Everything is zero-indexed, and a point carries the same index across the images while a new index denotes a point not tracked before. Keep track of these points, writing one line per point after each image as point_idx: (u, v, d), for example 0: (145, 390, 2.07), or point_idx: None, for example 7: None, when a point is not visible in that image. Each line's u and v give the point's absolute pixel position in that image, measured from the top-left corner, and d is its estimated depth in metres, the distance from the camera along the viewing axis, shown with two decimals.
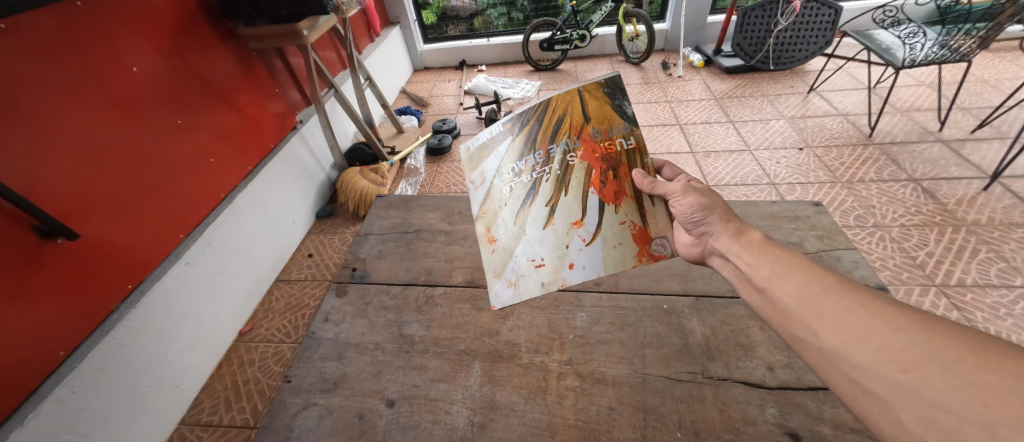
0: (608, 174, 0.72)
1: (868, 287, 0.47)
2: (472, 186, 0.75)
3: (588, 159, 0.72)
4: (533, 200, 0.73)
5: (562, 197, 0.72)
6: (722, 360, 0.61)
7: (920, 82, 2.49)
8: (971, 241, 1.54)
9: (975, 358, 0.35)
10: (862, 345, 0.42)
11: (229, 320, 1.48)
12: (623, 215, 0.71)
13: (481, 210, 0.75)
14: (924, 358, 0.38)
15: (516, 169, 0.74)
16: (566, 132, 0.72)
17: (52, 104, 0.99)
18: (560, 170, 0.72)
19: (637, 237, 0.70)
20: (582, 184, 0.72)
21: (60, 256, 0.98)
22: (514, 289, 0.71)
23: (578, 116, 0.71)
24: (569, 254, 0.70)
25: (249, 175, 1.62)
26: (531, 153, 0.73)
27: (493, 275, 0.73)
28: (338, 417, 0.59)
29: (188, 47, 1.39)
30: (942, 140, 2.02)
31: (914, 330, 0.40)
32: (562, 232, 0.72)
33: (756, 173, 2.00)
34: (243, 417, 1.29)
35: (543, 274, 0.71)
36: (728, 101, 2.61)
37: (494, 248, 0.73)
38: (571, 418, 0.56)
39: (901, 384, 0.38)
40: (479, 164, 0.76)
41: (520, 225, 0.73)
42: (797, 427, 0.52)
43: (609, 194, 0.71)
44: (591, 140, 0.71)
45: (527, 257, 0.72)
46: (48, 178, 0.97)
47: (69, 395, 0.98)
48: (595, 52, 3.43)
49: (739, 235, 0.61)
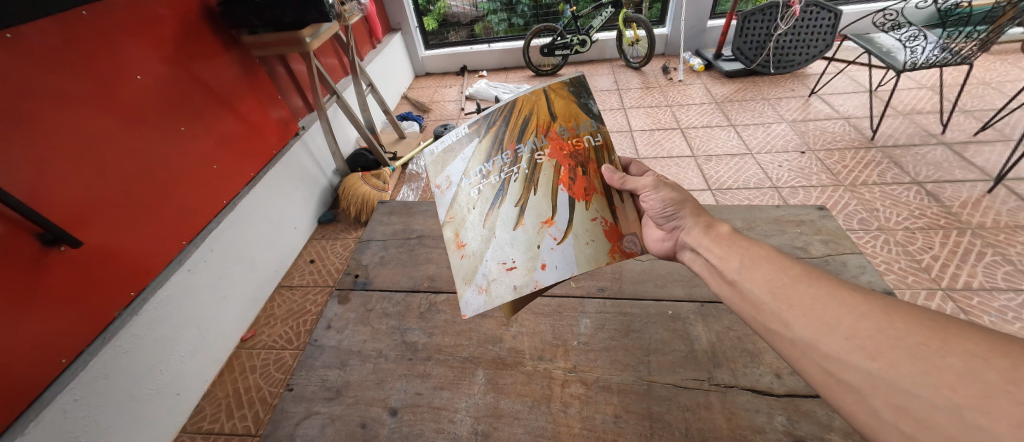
0: (578, 170, 0.69)
1: (831, 274, 0.46)
2: (439, 190, 0.72)
3: (557, 156, 0.70)
4: (502, 201, 0.69)
5: (531, 196, 0.68)
6: (728, 367, 0.60)
7: (922, 85, 2.49)
8: (977, 243, 1.53)
9: (937, 340, 0.35)
10: (830, 335, 0.40)
11: (229, 327, 1.47)
12: (593, 211, 0.68)
13: (448, 214, 0.71)
14: (891, 344, 0.37)
15: (483, 171, 0.71)
16: (533, 130, 0.70)
17: (56, 112, 1.00)
18: (528, 168, 0.69)
19: (609, 233, 0.66)
20: (551, 181, 0.69)
21: (61, 263, 0.98)
22: (486, 296, 0.63)
23: (544, 115, 0.71)
24: (540, 254, 0.65)
25: (250, 182, 1.62)
26: (499, 153, 0.71)
27: (462, 283, 0.65)
28: (340, 426, 0.59)
29: (191, 55, 1.40)
30: (945, 143, 2.02)
31: (876, 316, 0.39)
32: (533, 232, 0.67)
33: (758, 177, 1.99)
34: (243, 424, 1.28)
35: (515, 277, 0.64)
36: (729, 105, 2.61)
37: (463, 254, 0.67)
38: (575, 426, 0.56)
39: (871, 373, 0.37)
40: (445, 168, 0.73)
41: (490, 227, 0.68)
42: (806, 435, 0.51)
43: (580, 191, 0.69)
44: (559, 138, 0.70)
45: (497, 261, 0.65)
46: (51, 185, 0.97)
47: (70, 403, 0.97)
48: (596, 57, 3.45)
49: (710, 228, 0.60)
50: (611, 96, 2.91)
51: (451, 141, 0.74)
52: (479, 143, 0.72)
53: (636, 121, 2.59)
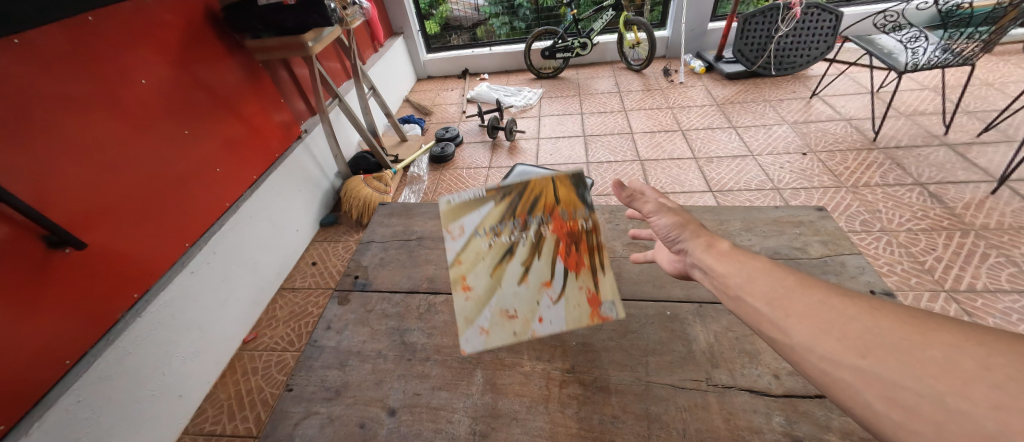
0: (579, 244, 0.71)
1: (820, 282, 0.47)
2: (450, 237, 0.71)
3: (562, 232, 0.72)
4: (509, 259, 0.70)
5: (535, 260, 0.70)
6: (726, 367, 0.60)
7: (924, 86, 2.48)
8: (980, 245, 1.52)
9: (917, 334, 0.37)
10: (823, 336, 0.41)
11: (231, 329, 1.48)
12: (585, 278, 0.69)
13: (455, 259, 0.70)
14: (878, 341, 0.38)
15: (494, 229, 0.71)
16: (541, 206, 0.72)
17: (63, 116, 1.01)
18: (535, 237, 0.71)
19: (594, 297, 0.68)
20: (553, 252, 0.71)
21: (66, 266, 1.00)
22: (486, 336, 0.64)
23: (558, 195, 0.72)
24: (538, 308, 0.66)
25: (254, 185, 1.64)
26: (511, 217, 0.72)
27: (464, 321, 0.66)
28: (339, 426, 0.59)
29: (196, 60, 1.42)
30: (947, 144, 2.01)
31: (864, 317, 0.40)
32: (533, 289, 0.68)
33: (760, 179, 1.99)
34: (245, 426, 1.29)
35: (513, 325, 0.65)
36: (729, 107, 2.61)
37: (467, 296, 0.68)
38: (573, 426, 0.55)
39: (862, 369, 0.37)
40: (460, 217, 0.72)
41: (496, 278, 0.69)
42: (804, 435, 0.51)
43: (577, 262, 0.70)
44: (567, 216, 0.72)
45: (499, 310, 0.67)
46: (57, 189, 0.99)
47: (74, 404, 0.98)
48: (597, 60, 3.46)
49: (712, 247, 0.58)
50: (612, 98, 2.92)
51: (469, 193, 0.73)
52: (495, 203, 0.72)
53: (637, 123, 2.59)
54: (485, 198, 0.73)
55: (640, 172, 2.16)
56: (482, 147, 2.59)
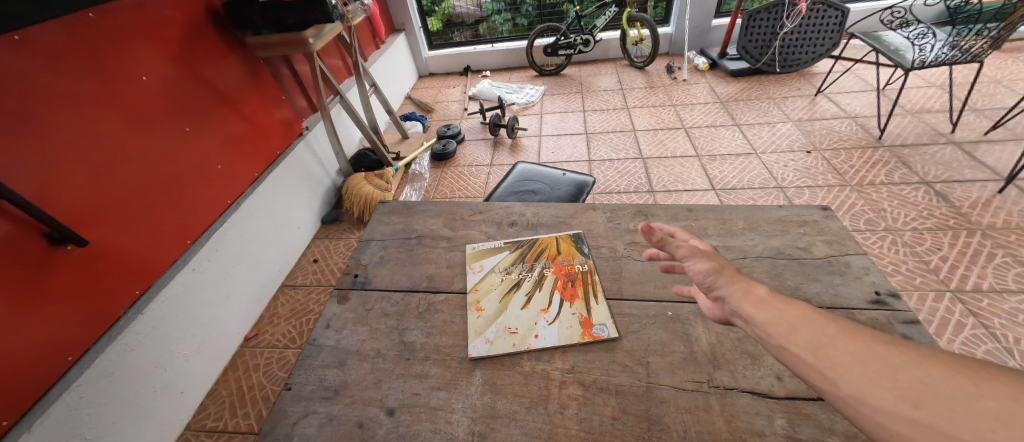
0: (572, 282, 0.76)
1: (868, 327, 0.45)
2: (471, 272, 0.81)
3: (558, 273, 0.79)
4: (516, 291, 0.76)
5: (537, 292, 0.75)
6: (728, 368, 0.59)
7: (930, 83, 2.45)
8: (987, 245, 1.50)
9: (973, 384, 0.34)
10: (872, 385, 0.39)
11: (233, 326, 1.48)
12: (576, 307, 0.71)
13: (473, 287, 0.78)
14: (933, 392, 0.36)
15: (507, 269, 0.81)
16: (545, 256, 0.83)
17: (64, 113, 1.01)
18: (536, 277, 0.78)
19: (583, 321, 0.69)
20: (550, 288, 0.76)
21: (68, 262, 1.00)
22: (490, 344, 0.66)
23: (553, 249, 0.85)
24: (536, 326, 0.68)
25: (255, 182, 1.64)
26: (519, 263, 0.82)
27: (472, 331, 0.69)
28: (338, 425, 0.59)
29: (197, 56, 1.42)
30: (954, 142, 1.99)
31: (913, 366, 0.38)
32: (533, 312, 0.71)
33: (763, 177, 1.97)
34: (246, 422, 1.29)
35: (513, 338, 0.67)
36: (733, 104, 2.59)
37: (480, 314, 0.72)
38: (572, 428, 0.55)
39: (918, 422, 0.35)
40: (481, 259, 0.84)
41: (505, 302, 0.74)
42: (807, 438, 0.51)
43: (569, 293, 0.74)
44: (561, 264, 0.81)
45: (504, 326, 0.69)
46: (59, 185, 0.99)
47: (76, 401, 0.98)
48: (600, 57, 3.44)
49: (749, 293, 0.53)
50: (615, 96, 2.90)
51: (491, 243, 0.88)
52: (508, 253, 0.85)
53: (640, 120, 2.57)
54: (502, 248, 0.87)
55: (642, 169, 2.15)
56: (484, 144, 2.58)
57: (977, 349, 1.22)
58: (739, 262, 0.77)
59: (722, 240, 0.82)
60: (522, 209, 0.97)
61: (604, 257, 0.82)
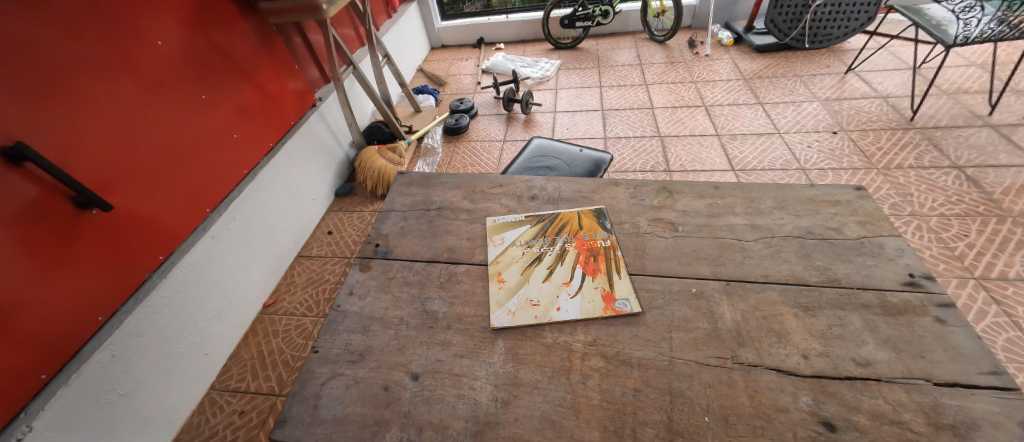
0: (593, 256, 0.76)
1: None
2: (492, 244, 0.81)
3: (579, 247, 0.78)
4: (538, 264, 0.75)
5: (558, 266, 0.74)
6: (753, 346, 0.59)
7: (971, 62, 2.32)
8: (1016, 233, 1.45)
9: None
10: None
11: (252, 293, 1.52)
12: (598, 281, 0.71)
13: (494, 259, 0.78)
14: None
15: (528, 243, 0.80)
16: (567, 231, 0.82)
17: (83, 77, 1.01)
18: (558, 250, 0.78)
19: (605, 297, 0.68)
20: (572, 262, 0.75)
21: (95, 226, 1.01)
22: (512, 316, 0.67)
23: (575, 225, 0.84)
24: (558, 299, 0.68)
25: (270, 152, 1.63)
26: (541, 238, 0.81)
27: (493, 302, 0.69)
28: (364, 388, 0.60)
29: (209, 22, 1.39)
30: (991, 125, 1.90)
31: None
32: (555, 285, 0.71)
33: (785, 158, 1.92)
34: (268, 384, 1.34)
35: (535, 311, 0.67)
36: (757, 82, 2.49)
37: (501, 286, 0.72)
38: (595, 398, 0.55)
39: None
40: (503, 233, 0.83)
41: (527, 274, 0.74)
42: (832, 416, 0.50)
43: (591, 268, 0.73)
44: (583, 239, 0.80)
45: (526, 298, 0.70)
46: (82, 149, 0.99)
47: (108, 358, 1.03)
48: (618, 29, 3.30)
49: None
50: (633, 71, 2.81)
51: (512, 218, 0.87)
52: (529, 227, 0.84)
53: (658, 97, 2.49)
54: (523, 222, 0.86)
55: (659, 148, 2.11)
56: (498, 119, 2.54)
57: (998, 338, 1.20)
58: (767, 241, 0.75)
59: (748, 218, 0.81)
60: (543, 183, 0.96)
61: (627, 233, 0.81)
